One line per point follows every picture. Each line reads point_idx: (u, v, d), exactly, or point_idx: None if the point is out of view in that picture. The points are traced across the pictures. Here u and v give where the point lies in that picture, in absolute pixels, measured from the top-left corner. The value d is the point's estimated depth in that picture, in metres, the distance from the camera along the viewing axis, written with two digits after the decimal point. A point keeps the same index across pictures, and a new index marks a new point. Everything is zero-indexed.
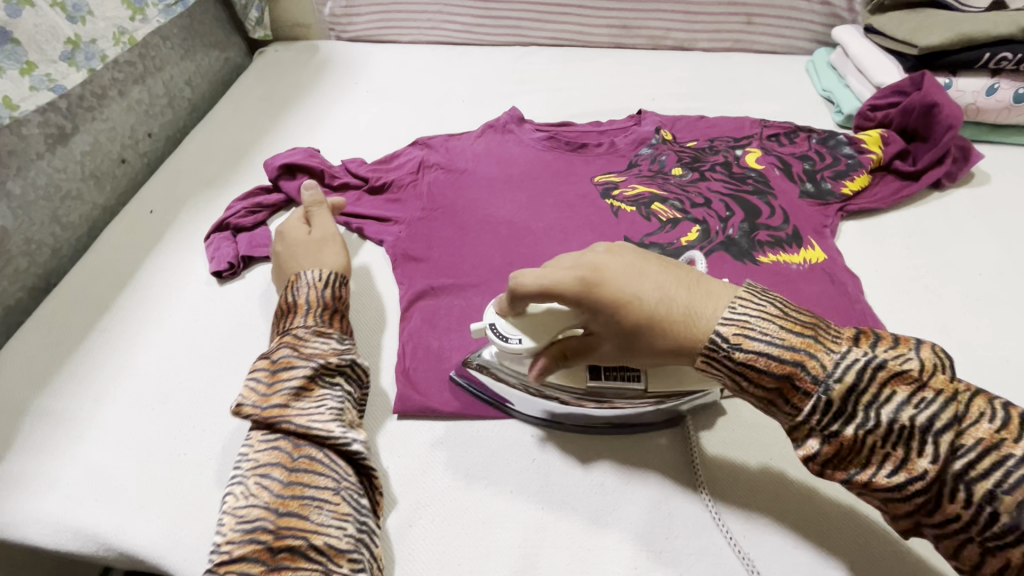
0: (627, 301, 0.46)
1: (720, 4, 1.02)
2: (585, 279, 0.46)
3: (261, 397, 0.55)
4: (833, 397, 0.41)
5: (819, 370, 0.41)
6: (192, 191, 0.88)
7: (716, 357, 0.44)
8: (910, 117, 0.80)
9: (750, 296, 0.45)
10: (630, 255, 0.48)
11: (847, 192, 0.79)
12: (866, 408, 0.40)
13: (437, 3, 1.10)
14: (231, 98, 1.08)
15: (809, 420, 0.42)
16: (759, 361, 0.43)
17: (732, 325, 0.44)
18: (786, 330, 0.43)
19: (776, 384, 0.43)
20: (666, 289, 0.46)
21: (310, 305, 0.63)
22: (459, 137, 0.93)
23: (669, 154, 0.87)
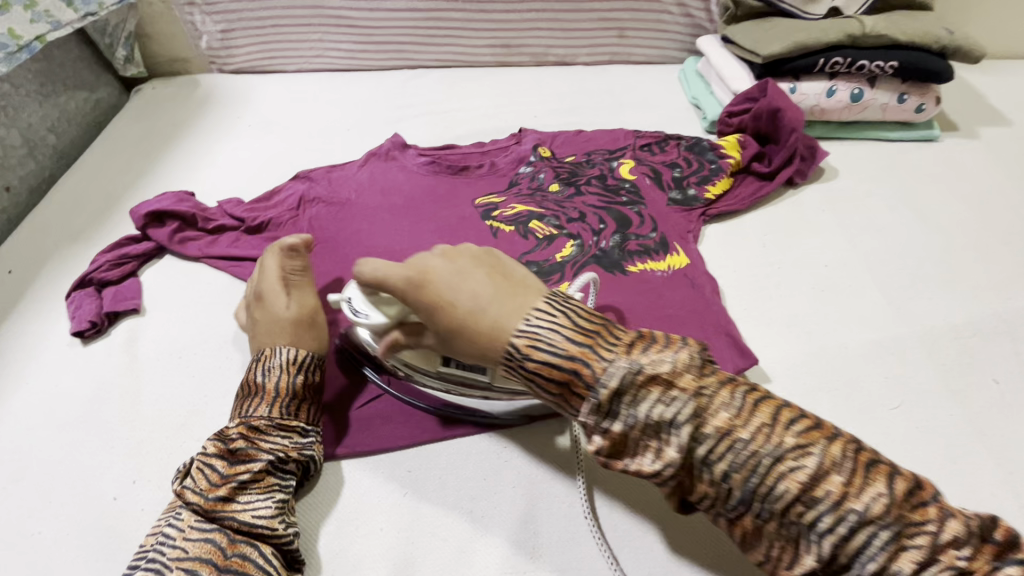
0: (445, 302, 0.48)
1: (592, 20, 1.05)
2: (413, 278, 0.49)
3: (210, 486, 0.52)
4: (604, 400, 0.43)
5: (591, 377, 0.44)
6: (56, 245, 0.84)
7: (512, 364, 0.46)
8: (760, 122, 0.86)
9: (552, 309, 0.47)
10: (465, 259, 0.51)
11: (710, 196, 0.83)
12: (624, 406, 0.43)
13: (317, 32, 1.09)
14: (104, 142, 1.03)
15: (586, 422, 0.45)
16: (543, 369, 0.45)
17: (527, 337, 0.45)
18: (569, 340, 0.45)
19: (560, 389, 0.45)
20: (485, 298, 0.47)
21: (263, 394, 0.57)
22: (342, 167, 0.93)
23: (547, 171, 0.89)
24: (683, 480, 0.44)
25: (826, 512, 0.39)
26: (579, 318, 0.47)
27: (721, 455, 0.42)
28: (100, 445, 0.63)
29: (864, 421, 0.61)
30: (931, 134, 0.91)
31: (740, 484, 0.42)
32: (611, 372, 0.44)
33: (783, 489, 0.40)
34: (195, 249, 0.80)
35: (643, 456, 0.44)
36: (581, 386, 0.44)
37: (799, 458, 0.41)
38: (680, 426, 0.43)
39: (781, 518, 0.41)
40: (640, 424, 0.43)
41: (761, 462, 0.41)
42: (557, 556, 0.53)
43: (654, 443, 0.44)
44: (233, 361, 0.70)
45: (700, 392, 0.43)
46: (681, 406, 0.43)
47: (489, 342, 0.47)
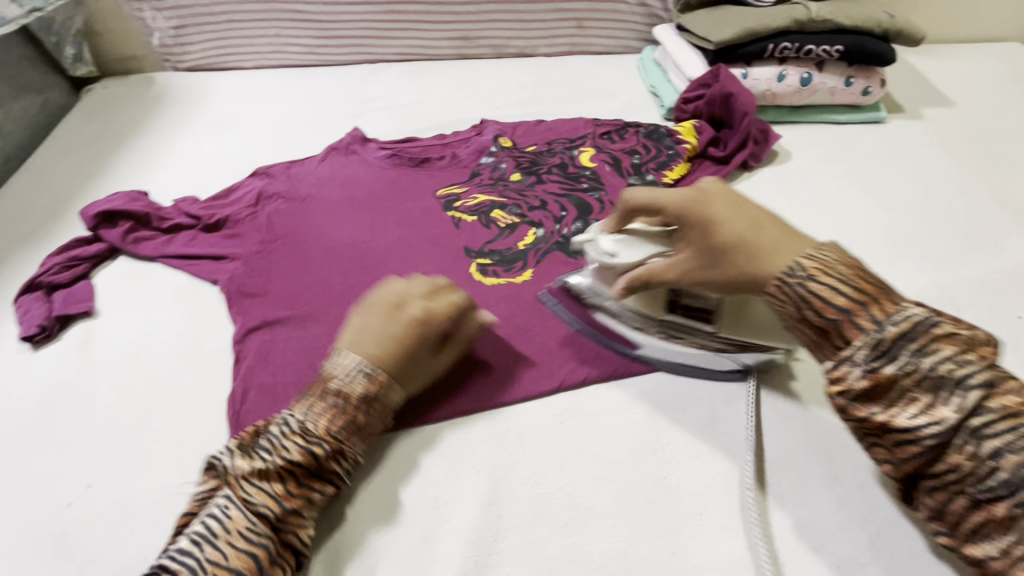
0: (716, 222, 0.52)
1: (550, 11, 1.06)
2: (693, 203, 0.54)
3: (286, 493, 0.51)
4: (888, 338, 0.44)
5: (887, 309, 0.45)
6: (3, 251, 0.81)
7: (788, 282, 0.48)
8: (714, 107, 0.88)
9: (832, 250, 0.50)
10: (733, 191, 0.55)
11: (668, 181, 0.85)
12: (911, 353, 0.44)
13: (273, 27, 1.07)
14: (55, 143, 1.00)
15: (853, 354, 0.45)
16: (826, 293, 0.47)
17: (812, 261, 0.48)
18: (857, 277, 0.47)
19: (861, 310, 0.46)
20: (755, 224, 0.52)
21: (349, 419, 0.54)
22: (301, 162, 0.92)
23: (508, 160, 0.89)
24: (942, 446, 0.43)
25: (970, 405, 0.42)
26: (863, 271, 0.48)
27: (895, 356, 0.44)
28: (56, 450, 0.61)
29: None
30: (877, 116, 0.95)
31: (886, 377, 0.44)
32: (902, 313, 0.45)
33: (916, 366, 0.43)
34: (150, 249, 0.79)
35: (901, 409, 0.44)
36: (865, 318, 0.45)
37: (955, 356, 0.43)
38: (966, 389, 0.42)
39: (911, 413, 0.44)
40: (920, 374, 0.43)
41: (1018, 436, 0.40)
42: (521, 537, 0.53)
43: (927, 397, 0.43)
44: (191, 359, 0.69)
45: (935, 322, 0.44)
46: (972, 365, 0.43)
47: (757, 265, 0.51)
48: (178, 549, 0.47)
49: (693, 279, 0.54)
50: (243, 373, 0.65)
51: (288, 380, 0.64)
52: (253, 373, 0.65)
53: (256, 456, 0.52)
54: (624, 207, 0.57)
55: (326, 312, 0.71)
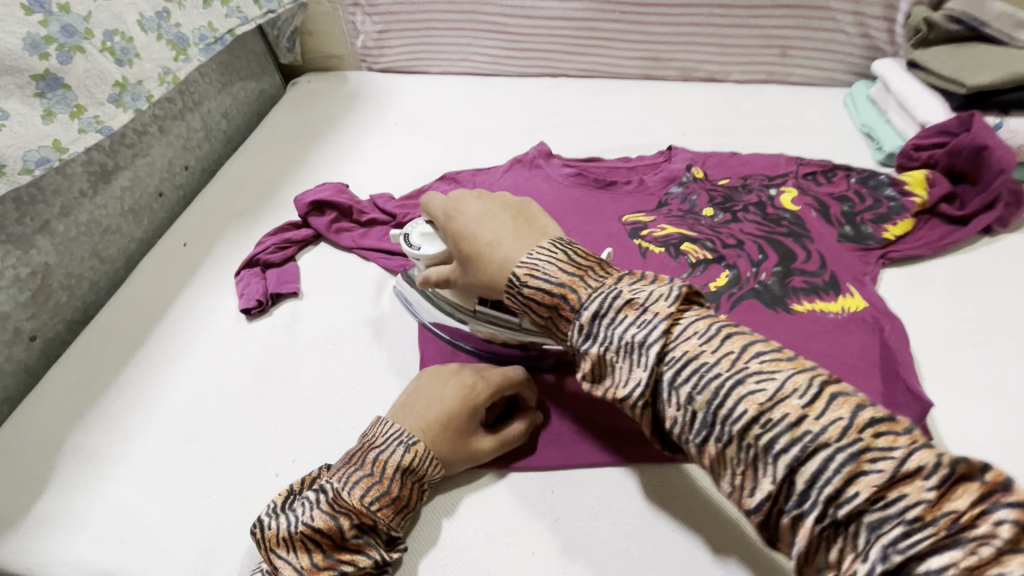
0: (462, 236, 0.58)
1: (754, 36, 0.99)
2: (448, 213, 0.61)
3: (311, 566, 0.49)
4: (585, 320, 0.48)
5: (576, 301, 0.49)
6: (226, 224, 0.90)
7: (512, 288, 0.52)
8: (958, 159, 0.76)
9: (548, 247, 0.52)
10: (491, 204, 0.60)
11: (889, 237, 0.76)
12: (611, 325, 0.46)
13: (467, 36, 1.11)
14: (265, 129, 1.10)
15: (570, 341, 0.49)
16: (538, 295, 0.50)
17: (527, 263, 0.51)
18: (562, 271, 0.50)
19: (550, 313, 0.50)
20: (500, 233, 0.56)
21: (388, 489, 0.53)
22: (486, 171, 0.93)
23: (700, 193, 0.85)
24: (652, 407, 0.45)
25: (655, 364, 0.44)
26: (576, 257, 0.51)
27: (600, 336, 0.47)
28: (264, 419, 0.66)
29: None
30: None
31: (599, 357, 0.47)
32: (596, 296, 0.48)
33: (614, 339, 0.46)
34: (348, 240, 0.83)
35: (620, 381, 0.46)
36: (568, 309, 0.49)
37: (635, 320, 0.46)
38: (651, 346, 0.44)
39: (628, 386, 0.45)
40: (615, 345, 0.46)
41: (749, 403, 0.40)
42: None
43: (626, 365, 0.45)
44: (382, 352, 0.72)
45: (622, 293, 0.47)
46: (657, 326, 0.45)
47: (492, 275, 0.55)
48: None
49: (465, 285, 0.60)
50: None
51: None
52: None
53: (283, 522, 0.51)
54: (426, 211, 0.64)
55: None
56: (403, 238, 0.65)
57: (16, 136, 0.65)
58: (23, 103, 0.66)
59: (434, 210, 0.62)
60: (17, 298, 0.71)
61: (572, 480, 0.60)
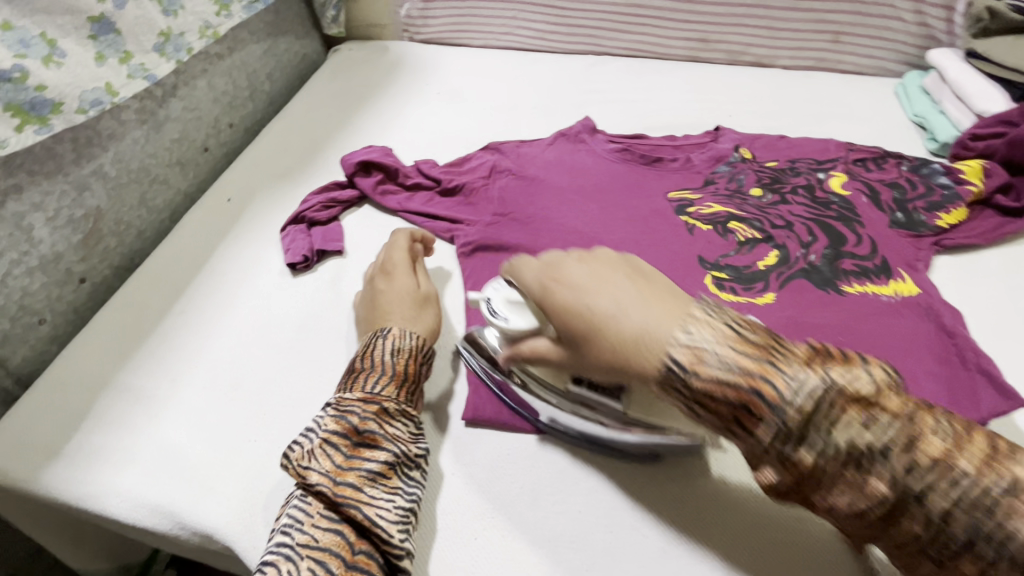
0: (586, 309, 0.46)
1: (807, 20, 0.98)
2: (547, 286, 0.49)
3: (334, 468, 0.50)
4: (791, 427, 0.38)
5: (782, 393, 0.39)
6: (270, 182, 0.91)
7: (671, 382, 0.42)
8: (1018, 149, 0.75)
9: (699, 316, 0.43)
10: (594, 265, 0.49)
11: (942, 225, 0.75)
12: (823, 432, 0.38)
13: (514, 9, 1.10)
14: (307, 93, 1.10)
15: (762, 446, 0.40)
16: (711, 390, 0.41)
17: (688, 344, 0.42)
18: (739, 354, 0.41)
19: (729, 411, 0.41)
20: (630, 304, 0.45)
21: (383, 371, 0.57)
22: (531, 143, 0.93)
23: (748, 173, 0.84)
24: (881, 515, 0.39)
25: (903, 467, 0.37)
26: (744, 335, 0.42)
27: (811, 442, 0.38)
28: (309, 369, 0.67)
29: None
30: None
31: (810, 466, 0.39)
32: (800, 392, 0.38)
33: (832, 448, 0.38)
34: (393, 203, 0.84)
35: (837, 493, 0.39)
36: (764, 406, 0.39)
37: (862, 420, 0.38)
38: (890, 453, 0.38)
39: (845, 495, 0.39)
40: (840, 456, 0.38)
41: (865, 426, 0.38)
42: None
43: (857, 477, 0.38)
44: None
45: (835, 387, 0.38)
46: (890, 430, 0.38)
47: (625, 357, 0.44)
48: (274, 530, 0.49)
49: (578, 368, 0.48)
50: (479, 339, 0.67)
51: None
52: None
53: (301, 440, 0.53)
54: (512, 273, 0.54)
55: None
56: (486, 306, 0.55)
57: (73, 75, 0.66)
58: (78, 44, 0.67)
59: (527, 282, 0.51)
60: (70, 239, 0.72)
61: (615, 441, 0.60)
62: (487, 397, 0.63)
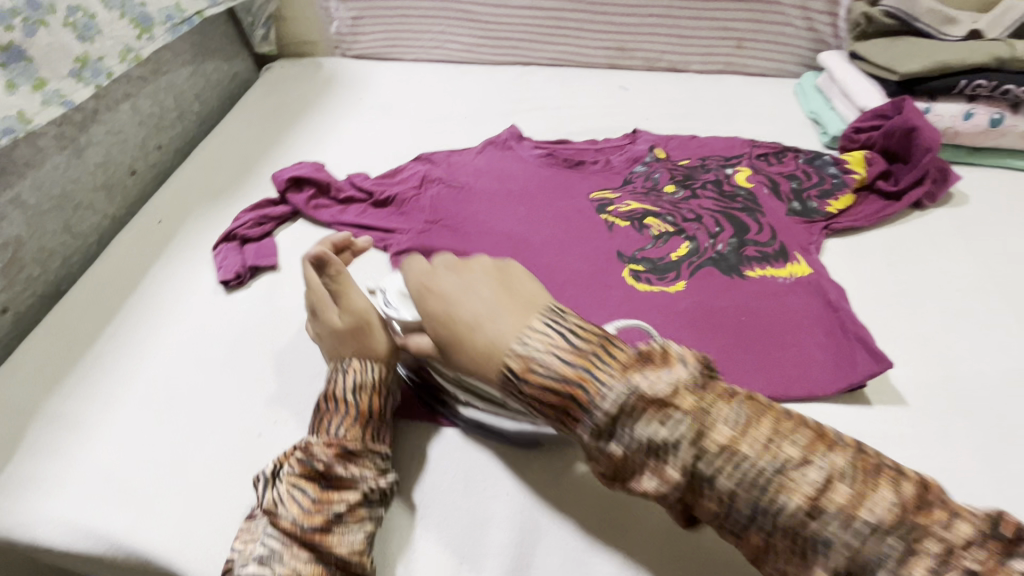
0: (450, 317, 0.51)
1: (711, 28, 1.06)
2: (421, 284, 0.55)
3: (303, 512, 0.51)
4: (602, 424, 0.44)
5: (594, 396, 0.44)
6: (202, 202, 0.91)
7: (510, 384, 0.47)
8: (892, 140, 0.84)
9: (539, 328, 0.48)
10: (472, 275, 0.54)
11: (832, 210, 0.82)
12: (624, 424, 0.44)
13: (441, 24, 1.14)
14: (238, 111, 1.11)
15: (584, 439, 0.46)
16: (542, 390, 0.46)
17: (521, 355, 0.47)
18: (565, 363, 0.46)
19: (556, 409, 0.46)
20: (492, 309, 0.50)
21: (350, 413, 0.56)
22: (460, 152, 0.97)
23: (662, 171, 0.90)
24: (684, 500, 0.44)
25: (780, 499, 0.40)
26: (574, 338, 0.47)
27: (618, 436, 0.44)
28: (245, 383, 0.68)
29: (1005, 448, 0.60)
30: None
31: (621, 457, 0.44)
32: (611, 398, 0.44)
33: (634, 441, 0.43)
34: (327, 216, 0.86)
35: (647, 477, 0.44)
36: (580, 410, 0.45)
37: (657, 418, 0.43)
38: (679, 445, 0.43)
39: (717, 503, 0.43)
40: (637, 448, 0.44)
41: (840, 521, 0.39)
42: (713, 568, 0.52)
43: (652, 464, 0.44)
44: None
45: (641, 391, 0.44)
46: (680, 426, 0.43)
47: (481, 358, 0.49)
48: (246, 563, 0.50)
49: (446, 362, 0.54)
50: None
51: None
52: None
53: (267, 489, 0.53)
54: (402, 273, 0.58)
55: None
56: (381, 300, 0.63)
57: None
58: None
59: (411, 276, 0.56)
60: None
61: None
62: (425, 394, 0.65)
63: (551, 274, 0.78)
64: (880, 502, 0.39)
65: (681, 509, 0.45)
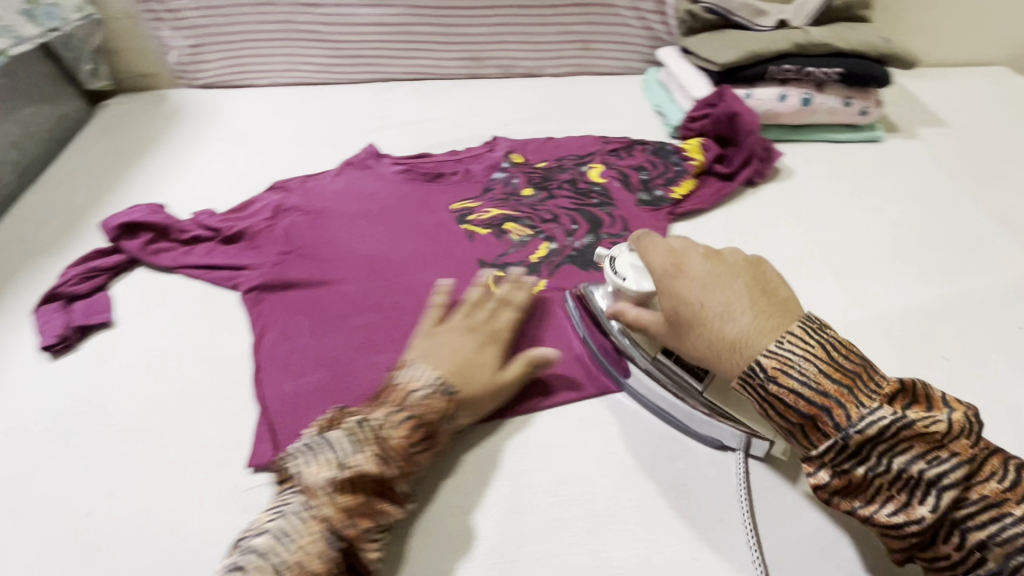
0: (697, 308, 0.54)
1: (557, 33, 1.09)
2: (672, 266, 0.58)
3: (331, 511, 0.49)
4: (852, 444, 0.45)
5: (845, 417, 0.45)
6: (22, 261, 0.82)
7: (753, 385, 0.49)
8: (720, 126, 0.91)
9: (799, 334, 0.49)
10: (720, 268, 0.56)
11: (676, 196, 0.87)
12: (884, 455, 0.45)
13: (288, 46, 1.10)
14: (70, 156, 1.01)
15: (820, 456, 0.47)
16: (789, 396, 0.47)
17: (773, 357, 0.48)
18: (824, 375, 0.47)
19: (800, 418, 0.48)
20: (738, 304, 0.53)
21: (440, 421, 0.57)
22: (316, 177, 0.93)
23: (520, 176, 0.92)
24: (926, 539, 0.45)
25: (980, 519, 0.43)
26: (836, 354, 0.48)
27: (866, 459, 0.45)
28: (74, 457, 0.62)
29: None
30: (876, 135, 0.98)
31: (860, 477, 0.46)
32: (868, 420, 0.45)
33: (887, 468, 0.45)
34: (168, 260, 0.80)
35: (882, 505, 0.46)
36: (830, 424, 0.46)
37: (924, 455, 0.44)
38: (942, 491, 0.43)
39: (888, 510, 0.45)
40: (890, 476, 0.45)
41: (1009, 534, 0.42)
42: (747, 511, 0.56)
43: (903, 496, 0.45)
44: (211, 364, 0.70)
45: (906, 423, 0.44)
46: (948, 465, 0.43)
47: (718, 350, 0.52)
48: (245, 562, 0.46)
49: (665, 339, 0.57)
50: (263, 380, 0.67)
51: (313, 392, 0.65)
52: (275, 382, 0.66)
53: (326, 464, 0.52)
54: (639, 247, 0.62)
55: (347, 321, 0.73)
56: (609, 264, 0.63)
57: None
58: None
59: (654, 259, 0.59)
60: None
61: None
62: (274, 437, 0.62)
63: (414, 291, 0.76)
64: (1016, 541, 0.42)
65: (823, 495, 0.48)
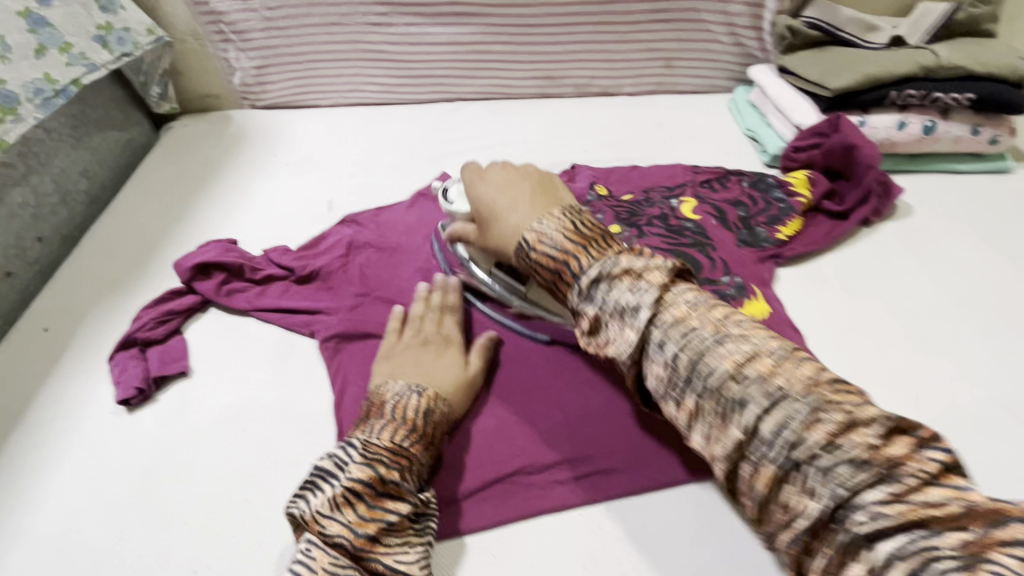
0: (489, 211, 0.60)
1: (638, 51, 1.02)
2: (471, 180, 0.64)
3: (357, 519, 0.51)
4: (630, 309, 0.49)
5: (577, 267, 0.52)
6: (94, 301, 0.80)
7: (522, 254, 0.55)
8: (833, 158, 0.82)
9: (557, 214, 0.55)
10: (513, 170, 0.62)
11: (782, 237, 0.79)
12: (664, 327, 0.48)
13: (355, 66, 1.05)
14: (137, 184, 0.98)
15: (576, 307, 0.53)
16: (547, 255, 0.54)
17: (536, 230, 0.54)
18: (568, 239, 0.53)
19: (551, 274, 0.54)
20: (505, 200, 0.59)
21: (414, 427, 0.56)
22: (388, 209, 0.88)
23: (606, 211, 0.83)
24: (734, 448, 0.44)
25: (783, 424, 0.42)
26: (583, 228, 0.54)
27: (646, 338, 0.48)
28: (154, 528, 0.58)
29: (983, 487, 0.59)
30: (1004, 166, 0.88)
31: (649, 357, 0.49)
32: (597, 266, 0.51)
33: (670, 348, 0.47)
34: (243, 302, 0.76)
35: (689, 406, 0.47)
36: (569, 272, 0.52)
37: (715, 343, 0.46)
38: (721, 367, 0.45)
39: (685, 401, 0.47)
40: (684, 364, 0.46)
41: (848, 445, 0.40)
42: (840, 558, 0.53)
43: (687, 378, 0.46)
44: (291, 425, 0.65)
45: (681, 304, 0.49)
46: (646, 304, 0.48)
47: (502, 239, 0.58)
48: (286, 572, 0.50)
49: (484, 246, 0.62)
50: None
51: None
52: None
53: (324, 485, 0.53)
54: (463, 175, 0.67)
55: None
56: (442, 192, 0.71)
57: None
58: None
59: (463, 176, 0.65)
60: None
61: (528, 528, 0.57)
62: None
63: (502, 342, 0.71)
64: (869, 448, 0.40)
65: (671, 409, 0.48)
